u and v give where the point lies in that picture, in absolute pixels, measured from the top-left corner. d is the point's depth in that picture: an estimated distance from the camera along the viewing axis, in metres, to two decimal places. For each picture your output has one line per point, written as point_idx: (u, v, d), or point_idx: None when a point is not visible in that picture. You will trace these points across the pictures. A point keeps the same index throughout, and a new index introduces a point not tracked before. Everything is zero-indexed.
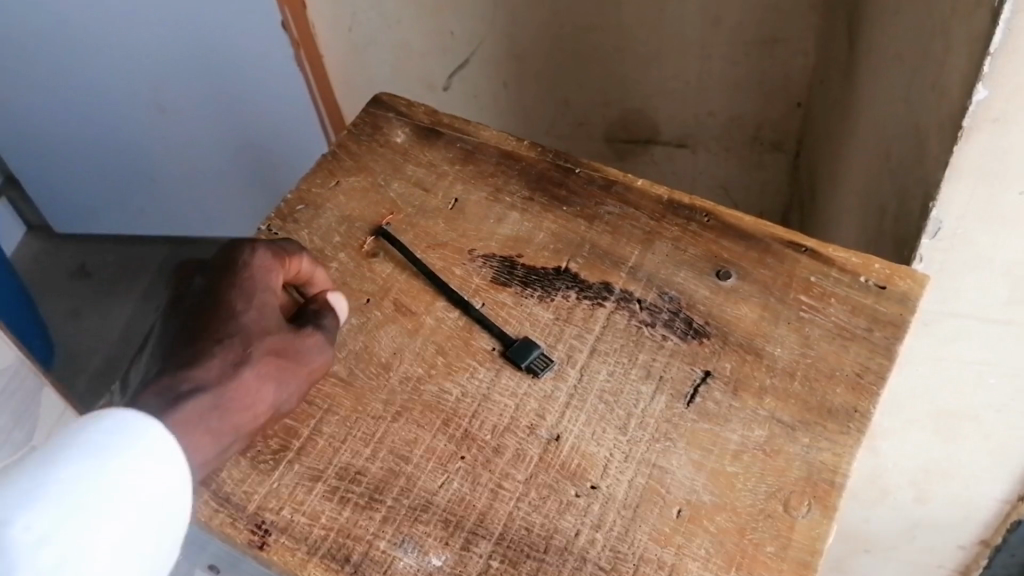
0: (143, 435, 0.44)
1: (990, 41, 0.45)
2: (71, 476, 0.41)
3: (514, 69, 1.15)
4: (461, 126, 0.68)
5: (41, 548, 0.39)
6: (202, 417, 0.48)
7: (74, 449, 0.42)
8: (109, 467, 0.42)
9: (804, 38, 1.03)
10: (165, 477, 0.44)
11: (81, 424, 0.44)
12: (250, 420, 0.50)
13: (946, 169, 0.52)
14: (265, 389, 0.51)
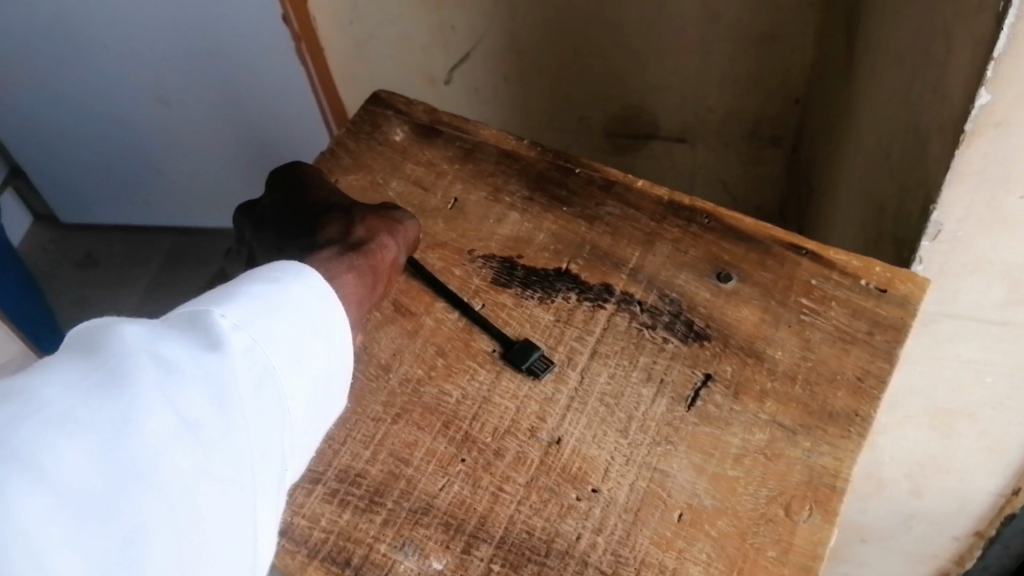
0: (312, 282, 0.46)
1: (994, 46, 0.45)
2: (255, 293, 0.42)
3: (514, 64, 1.15)
4: (460, 125, 0.68)
5: (239, 332, 0.39)
6: (338, 257, 0.53)
7: (250, 283, 0.44)
8: (287, 293, 0.44)
9: (803, 34, 1.03)
10: (329, 315, 0.45)
11: (253, 275, 0.45)
12: (388, 254, 0.55)
13: (947, 172, 0.52)
14: (380, 234, 0.56)
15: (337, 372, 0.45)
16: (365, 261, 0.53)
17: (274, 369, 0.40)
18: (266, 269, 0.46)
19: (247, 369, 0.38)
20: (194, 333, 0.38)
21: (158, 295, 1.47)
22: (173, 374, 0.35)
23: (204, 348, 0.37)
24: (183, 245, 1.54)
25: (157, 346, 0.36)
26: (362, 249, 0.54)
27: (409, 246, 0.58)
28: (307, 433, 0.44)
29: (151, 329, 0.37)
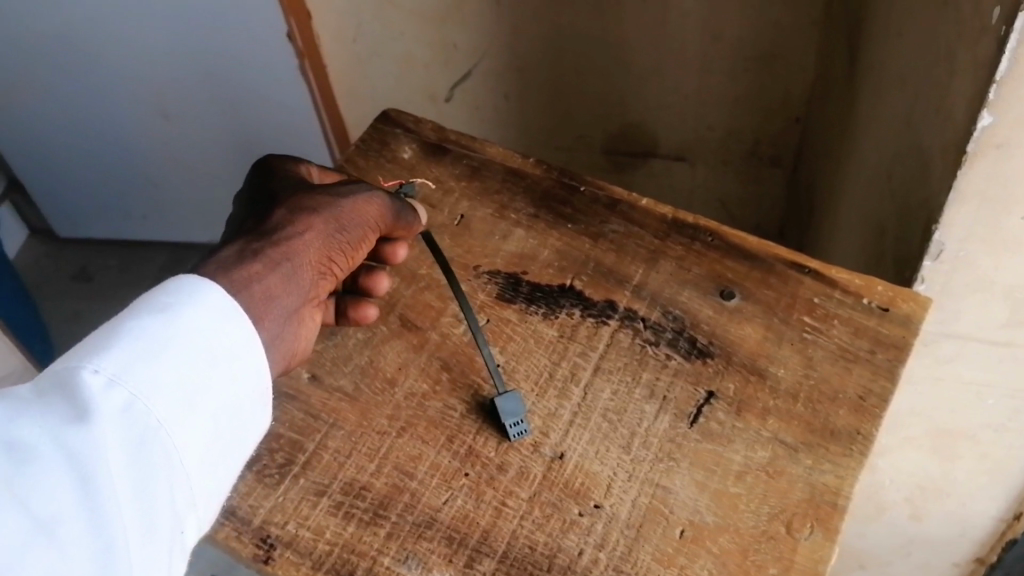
0: (209, 298, 0.44)
1: (995, 69, 0.45)
2: (140, 329, 0.42)
3: (516, 81, 1.16)
4: (467, 143, 0.69)
5: (114, 390, 0.39)
6: (255, 252, 0.49)
7: (141, 312, 0.43)
8: (179, 321, 0.43)
9: (804, 54, 1.04)
10: (232, 333, 0.44)
11: (153, 293, 0.44)
12: (314, 246, 0.52)
13: (949, 193, 0.52)
14: (312, 224, 0.52)
15: (251, 391, 0.44)
16: (281, 256, 0.50)
17: (158, 423, 0.40)
18: (165, 285, 0.45)
19: (120, 431, 0.39)
20: (61, 402, 0.38)
21: None
22: (29, 463, 0.36)
23: (68, 423, 0.37)
24: (176, 262, 1.53)
25: (14, 430, 0.37)
26: (280, 243, 0.50)
27: (362, 232, 0.55)
28: (226, 456, 0.44)
29: (19, 404, 0.38)
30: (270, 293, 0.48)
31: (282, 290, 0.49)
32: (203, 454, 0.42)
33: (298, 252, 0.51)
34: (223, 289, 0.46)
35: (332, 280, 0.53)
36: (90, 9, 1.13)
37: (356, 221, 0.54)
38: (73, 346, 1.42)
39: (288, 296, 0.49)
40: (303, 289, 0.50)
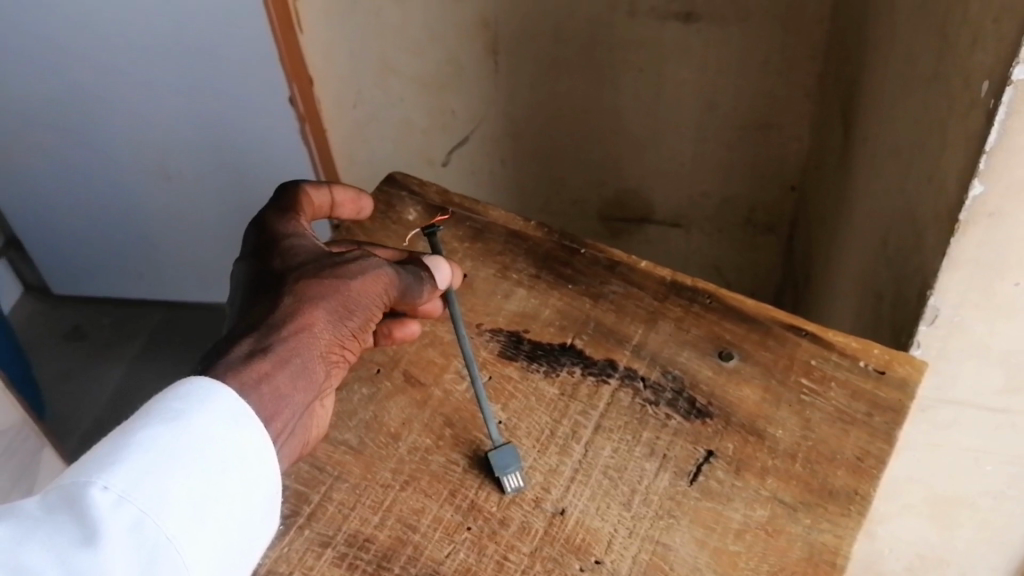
0: (219, 403, 0.44)
1: (985, 140, 0.46)
2: (150, 439, 0.42)
3: (512, 148, 1.22)
4: (471, 206, 0.70)
5: (123, 509, 0.39)
6: (261, 352, 0.48)
7: (153, 418, 0.43)
8: (190, 429, 0.42)
9: (798, 124, 1.10)
10: (246, 438, 0.44)
11: (165, 395, 0.44)
12: (328, 334, 0.51)
13: (942, 259, 0.53)
14: (319, 313, 0.51)
15: (262, 498, 0.44)
16: (295, 350, 0.49)
17: (169, 540, 0.40)
18: (178, 384, 0.45)
19: (131, 552, 0.39)
20: (70, 522, 0.38)
21: (154, 363, 1.47)
22: None
23: (76, 546, 0.38)
24: (170, 322, 1.53)
25: (21, 553, 0.37)
26: (287, 338, 0.49)
27: (372, 311, 0.54)
28: (238, 561, 0.44)
29: (27, 523, 0.38)
30: (279, 394, 0.47)
31: (294, 388, 0.48)
32: (216, 563, 0.42)
33: (314, 343, 0.50)
34: (232, 390, 0.45)
35: (347, 363, 0.53)
36: (99, 70, 1.16)
37: (365, 304, 0.53)
38: (67, 402, 1.42)
39: (300, 392, 0.48)
40: (319, 380, 0.50)
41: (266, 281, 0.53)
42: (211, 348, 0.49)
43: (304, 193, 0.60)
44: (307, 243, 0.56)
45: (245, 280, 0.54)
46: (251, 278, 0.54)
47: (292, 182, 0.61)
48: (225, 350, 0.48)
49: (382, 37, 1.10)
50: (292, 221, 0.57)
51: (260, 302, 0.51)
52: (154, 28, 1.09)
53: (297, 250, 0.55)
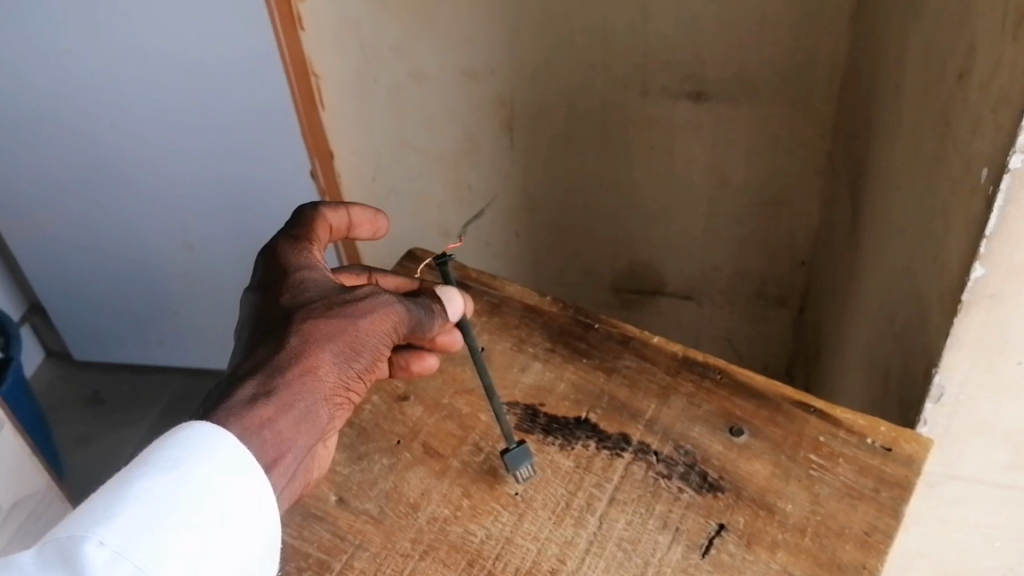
0: (218, 453, 0.46)
1: (985, 225, 0.47)
2: (149, 490, 0.44)
3: (527, 220, 1.25)
4: (488, 280, 0.73)
5: (118, 564, 0.41)
6: (263, 397, 0.49)
7: (153, 467, 0.45)
8: (189, 478, 0.45)
9: (807, 201, 1.13)
10: (246, 486, 0.46)
11: (166, 442, 0.46)
12: (332, 377, 0.52)
13: (947, 338, 0.54)
14: (323, 356, 0.52)
15: (260, 544, 0.46)
16: (297, 395, 0.50)
17: None
18: (177, 431, 0.47)
19: None
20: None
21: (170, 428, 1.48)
22: None
23: None
24: (188, 389, 1.55)
25: None
26: (290, 382, 0.51)
27: (378, 350, 0.55)
28: None
29: None
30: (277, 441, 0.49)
31: (294, 435, 0.49)
32: None
33: (317, 389, 0.52)
34: (231, 438, 0.47)
35: (350, 401, 0.55)
36: (129, 143, 1.20)
37: (371, 344, 0.54)
38: (84, 467, 1.43)
39: (299, 437, 0.50)
40: (320, 424, 0.52)
41: (273, 314, 0.54)
42: (214, 388, 0.50)
43: (319, 218, 0.61)
44: (318, 274, 0.57)
45: (254, 309, 0.55)
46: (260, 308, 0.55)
47: (309, 207, 0.62)
48: (228, 392, 0.50)
49: (401, 114, 1.15)
50: (305, 248, 0.58)
51: (267, 339, 0.52)
52: (184, 100, 1.14)
53: (307, 281, 0.56)
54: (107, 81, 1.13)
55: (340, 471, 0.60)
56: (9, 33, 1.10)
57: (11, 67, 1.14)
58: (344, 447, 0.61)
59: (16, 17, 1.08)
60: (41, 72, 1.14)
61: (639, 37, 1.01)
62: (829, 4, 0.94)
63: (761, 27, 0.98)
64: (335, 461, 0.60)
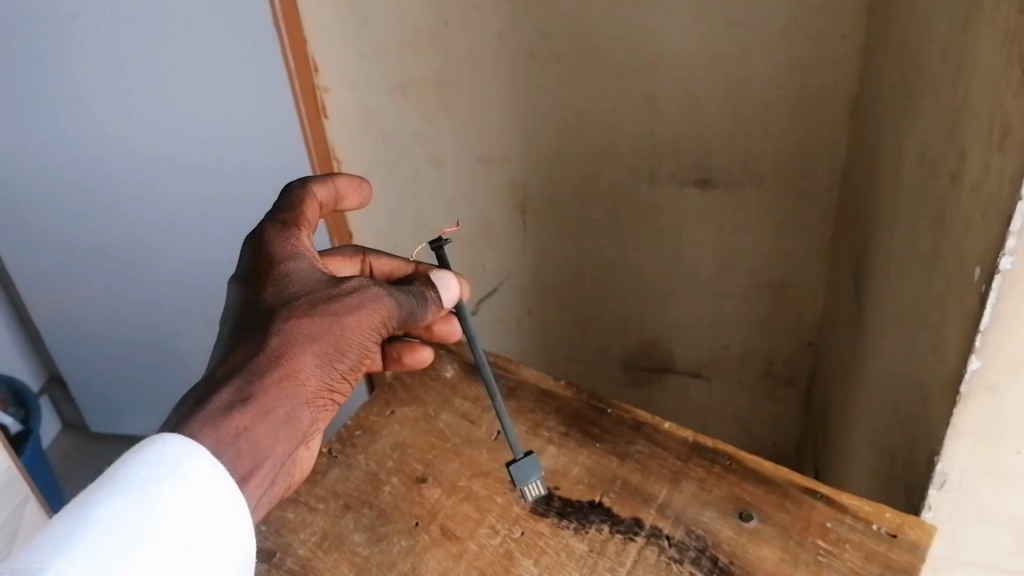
0: (182, 470, 0.50)
1: (979, 321, 0.49)
2: (113, 507, 0.48)
3: (538, 299, 1.28)
4: (504, 364, 0.75)
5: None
6: (239, 404, 0.53)
7: (119, 485, 0.49)
8: (152, 492, 0.49)
9: (813, 283, 1.15)
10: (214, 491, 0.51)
11: (132, 461, 0.50)
12: (314, 373, 0.57)
13: (948, 427, 0.55)
14: (303, 359, 0.56)
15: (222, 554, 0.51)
16: (274, 400, 0.54)
17: None
18: (139, 449, 0.51)
19: None
20: None
21: None
22: None
23: None
24: None
25: None
26: (269, 386, 0.55)
27: (362, 345, 0.59)
28: None
29: None
30: (252, 447, 0.53)
31: (270, 439, 0.54)
32: None
33: (299, 384, 0.56)
34: (201, 450, 0.51)
35: (336, 398, 0.59)
36: (156, 221, 1.24)
37: (352, 340, 0.58)
38: None
39: (275, 440, 0.54)
40: (301, 418, 0.56)
41: (258, 311, 0.58)
42: (198, 388, 0.54)
43: (308, 199, 0.65)
44: (307, 264, 0.61)
45: (241, 301, 0.59)
46: (249, 300, 0.59)
47: (300, 189, 0.65)
48: (208, 395, 0.53)
49: (419, 196, 1.20)
50: (293, 234, 0.62)
51: (255, 331, 0.56)
52: (209, 180, 1.19)
53: (295, 273, 0.60)
54: (137, 162, 1.18)
55: (360, 552, 0.61)
56: (46, 117, 1.16)
57: (47, 150, 1.19)
58: (363, 528, 0.63)
59: (53, 101, 1.14)
60: (74, 153, 1.19)
61: (648, 125, 1.06)
62: (829, 99, 0.98)
63: (764, 119, 1.02)
64: (355, 542, 0.62)
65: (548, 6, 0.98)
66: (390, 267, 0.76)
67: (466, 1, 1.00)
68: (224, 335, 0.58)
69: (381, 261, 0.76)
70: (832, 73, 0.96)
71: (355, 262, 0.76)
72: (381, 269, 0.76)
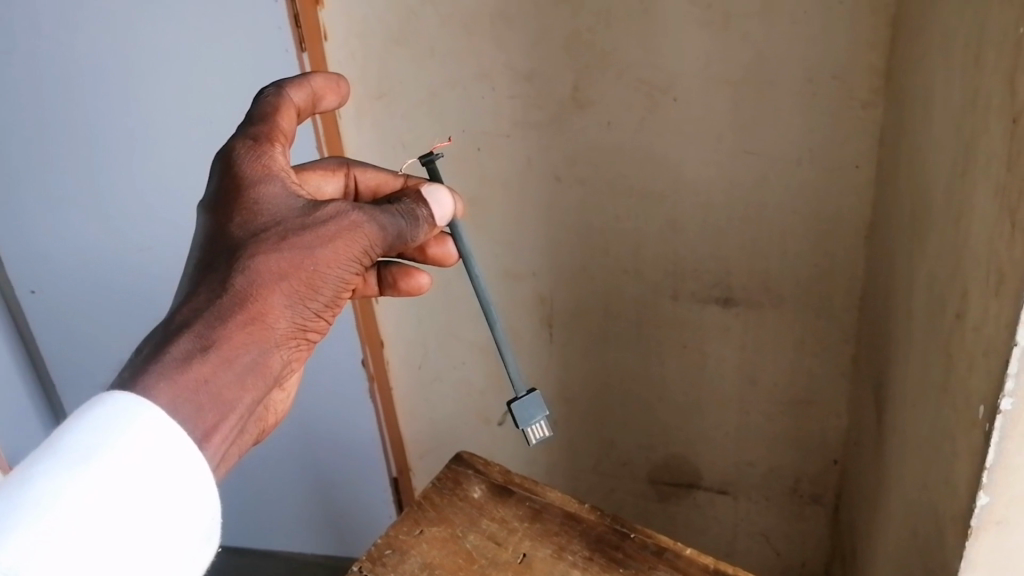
0: (134, 418, 0.52)
1: (985, 457, 0.51)
2: (56, 475, 0.50)
3: (564, 411, 1.30)
4: (530, 486, 0.78)
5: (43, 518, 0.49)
6: (199, 351, 0.56)
7: (80, 432, 0.52)
8: (96, 455, 0.52)
9: (837, 402, 1.17)
10: (172, 444, 0.53)
11: (90, 414, 0.53)
12: (284, 310, 0.61)
13: (961, 560, 0.56)
14: (269, 299, 0.60)
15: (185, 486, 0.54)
16: (237, 343, 0.58)
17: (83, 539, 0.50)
18: (85, 408, 0.53)
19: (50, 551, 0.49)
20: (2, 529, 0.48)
21: None
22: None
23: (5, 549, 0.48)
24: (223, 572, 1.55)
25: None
26: (233, 326, 0.58)
27: (336, 275, 0.63)
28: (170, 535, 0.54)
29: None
30: (214, 395, 0.56)
31: (231, 384, 0.57)
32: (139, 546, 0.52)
33: (269, 322, 0.60)
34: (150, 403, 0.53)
35: (307, 328, 0.63)
36: None
37: (324, 272, 0.62)
38: None
39: (239, 381, 0.57)
40: (270, 356, 0.60)
41: (226, 243, 0.60)
42: (162, 329, 0.57)
43: (283, 103, 0.68)
44: (280, 184, 0.63)
45: (211, 229, 0.62)
46: (218, 224, 0.62)
47: (275, 94, 0.67)
48: (167, 343, 0.56)
49: (448, 312, 1.24)
50: (266, 149, 0.64)
51: (224, 263, 0.59)
52: None
53: (268, 196, 0.62)
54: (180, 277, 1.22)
55: None
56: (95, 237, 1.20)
57: (84, 274, 1.22)
58: None
59: (103, 222, 1.18)
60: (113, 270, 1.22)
61: (670, 247, 1.10)
62: (845, 225, 1.03)
63: (783, 243, 1.06)
64: None
65: (574, 136, 1.04)
66: (376, 181, 0.82)
67: (499, 130, 1.06)
68: (194, 260, 0.61)
69: (367, 175, 0.82)
70: (848, 200, 1.01)
71: (339, 175, 0.81)
72: (367, 183, 0.82)
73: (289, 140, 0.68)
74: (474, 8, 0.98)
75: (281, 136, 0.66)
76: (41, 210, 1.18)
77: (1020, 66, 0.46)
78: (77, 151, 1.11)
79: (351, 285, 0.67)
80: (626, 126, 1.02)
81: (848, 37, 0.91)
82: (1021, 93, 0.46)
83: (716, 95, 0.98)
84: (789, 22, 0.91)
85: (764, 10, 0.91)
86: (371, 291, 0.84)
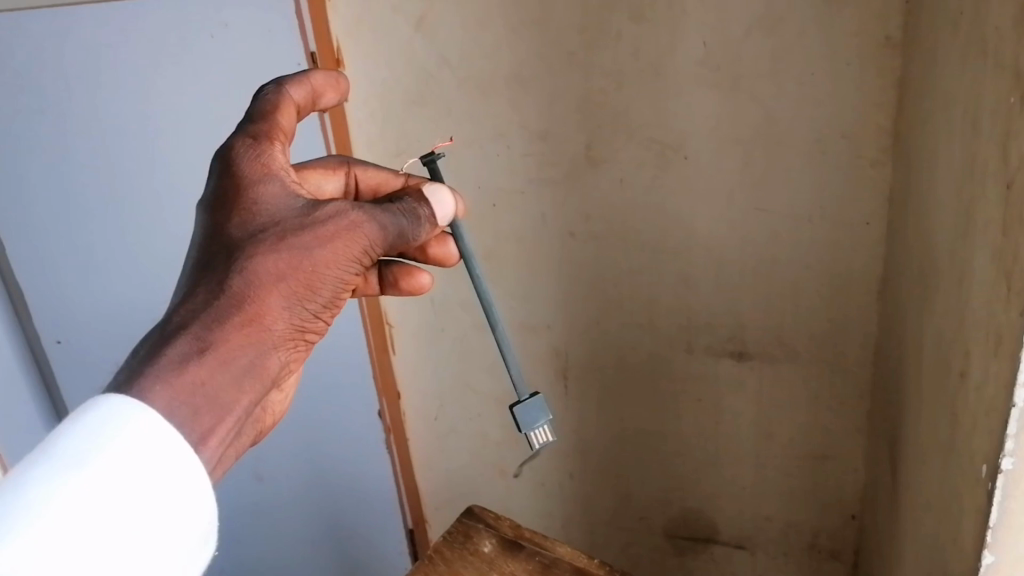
0: (126, 416, 0.54)
1: (988, 516, 0.52)
2: (51, 478, 0.52)
3: (580, 463, 1.30)
4: (539, 541, 0.82)
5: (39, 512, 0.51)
6: (196, 353, 0.57)
7: (77, 429, 0.54)
8: (90, 458, 0.53)
9: (854, 456, 1.16)
10: (167, 446, 0.55)
11: (87, 412, 0.54)
12: (282, 311, 0.62)
13: None
14: (266, 300, 0.61)
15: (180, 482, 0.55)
16: (234, 345, 0.59)
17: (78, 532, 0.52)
18: (79, 411, 0.55)
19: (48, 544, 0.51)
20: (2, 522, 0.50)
21: None
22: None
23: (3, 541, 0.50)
24: None
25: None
26: (230, 328, 0.59)
27: (334, 275, 0.65)
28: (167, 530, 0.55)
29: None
30: (209, 398, 0.57)
31: (227, 386, 0.58)
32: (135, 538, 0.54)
33: (267, 323, 0.61)
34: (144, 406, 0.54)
35: (305, 329, 0.65)
36: None
37: (322, 272, 0.63)
38: None
39: (236, 381, 0.59)
40: (268, 357, 0.61)
41: (225, 244, 0.62)
42: (160, 330, 0.58)
43: (283, 101, 0.69)
44: (279, 183, 0.65)
45: (209, 230, 0.63)
46: (218, 225, 0.63)
47: (275, 92, 0.69)
48: (164, 346, 0.57)
49: (464, 363, 1.25)
50: (265, 147, 0.66)
51: (222, 264, 0.61)
52: None
53: (267, 196, 0.64)
54: None
55: None
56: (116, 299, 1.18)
57: (95, 333, 1.20)
58: None
59: (124, 285, 1.16)
60: (125, 334, 1.20)
61: (683, 300, 1.11)
62: (857, 280, 1.03)
63: (796, 297, 1.07)
64: None
65: (587, 192, 1.06)
66: (376, 180, 0.85)
67: (513, 185, 1.09)
68: (193, 259, 0.63)
69: (367, 173, 0.84)
70: (859, 256, 1.02)
71: (340, 174, 0.83)
72: (367, 183, 0.84)
73: (289, 138, 0.70)
74: (489, 69, 1.01)
75: (281, 134, 0.68)
76: (62, 272, 1.16)
77: (1012, 134, 0.48)
78: (93, 210, 1.11)
79: (351, 285, 0.69)
80: (637, 184, 1.04)
81: (854, 97, 0.93)
82: (1013, 160, 0.47)
83: (726, 153, 0.99)
84: (796, 83, 0.93)
85: (771, 71, 0.94)
86: (372, 292, 0.86)
